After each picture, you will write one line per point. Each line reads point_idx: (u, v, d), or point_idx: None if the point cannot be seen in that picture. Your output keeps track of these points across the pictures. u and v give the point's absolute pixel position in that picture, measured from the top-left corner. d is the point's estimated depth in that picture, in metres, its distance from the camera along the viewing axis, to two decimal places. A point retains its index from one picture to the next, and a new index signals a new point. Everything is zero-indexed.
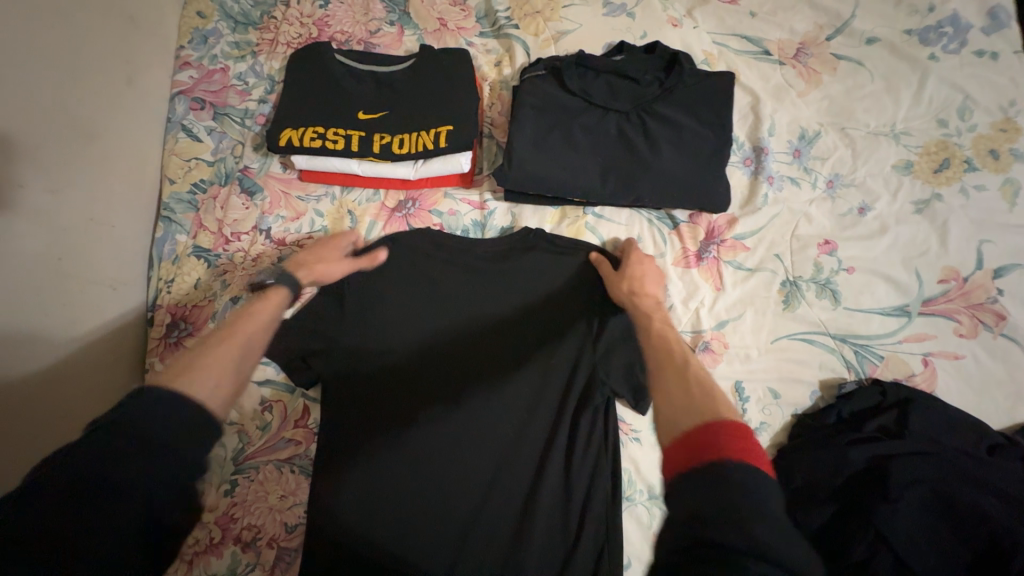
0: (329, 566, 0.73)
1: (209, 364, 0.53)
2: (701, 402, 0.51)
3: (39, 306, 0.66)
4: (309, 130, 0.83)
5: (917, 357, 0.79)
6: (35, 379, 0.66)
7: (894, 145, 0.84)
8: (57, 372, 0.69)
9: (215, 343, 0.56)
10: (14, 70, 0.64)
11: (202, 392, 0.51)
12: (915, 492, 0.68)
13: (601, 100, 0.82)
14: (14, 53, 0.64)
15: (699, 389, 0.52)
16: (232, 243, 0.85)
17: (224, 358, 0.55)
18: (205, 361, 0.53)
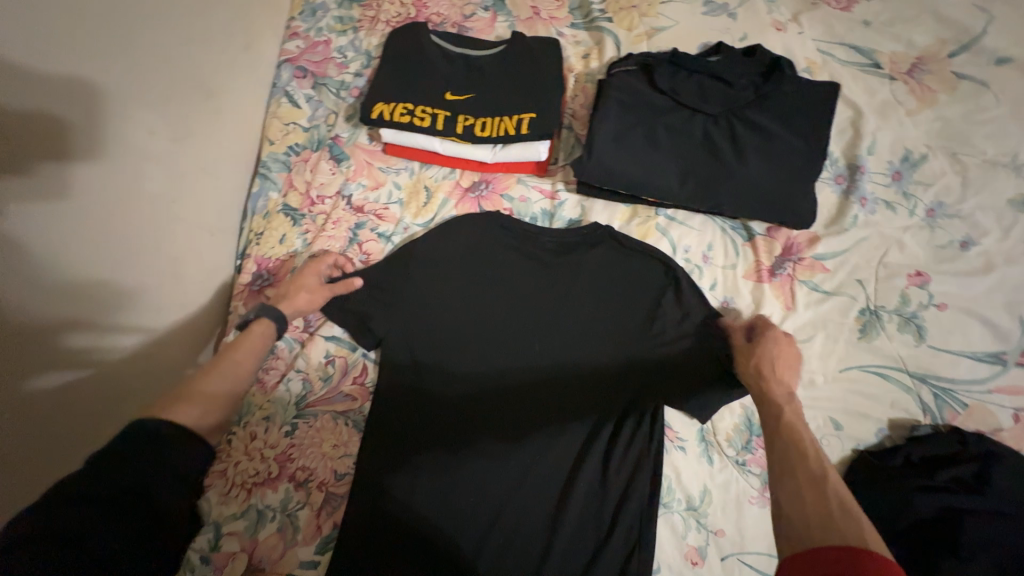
0: (370, 515, 0.78)
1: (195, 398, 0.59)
2: (838, 521, 0.45)
3: (148, 245, 0.73)
4: (400, 105, 0.87)
5: (1006, 411, 0.72)
6: (143, 304, 0.74)
7: (1013, 178, 0.77)
8: (130, 363, 0.72)
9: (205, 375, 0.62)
10: (159, 28, 0.72)
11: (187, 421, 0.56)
12: (991, 556, 0.62)
13: (690, 101, 0.80)
14: (159, 13, 0.72)
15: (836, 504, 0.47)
16: (316, 206, 0.91)
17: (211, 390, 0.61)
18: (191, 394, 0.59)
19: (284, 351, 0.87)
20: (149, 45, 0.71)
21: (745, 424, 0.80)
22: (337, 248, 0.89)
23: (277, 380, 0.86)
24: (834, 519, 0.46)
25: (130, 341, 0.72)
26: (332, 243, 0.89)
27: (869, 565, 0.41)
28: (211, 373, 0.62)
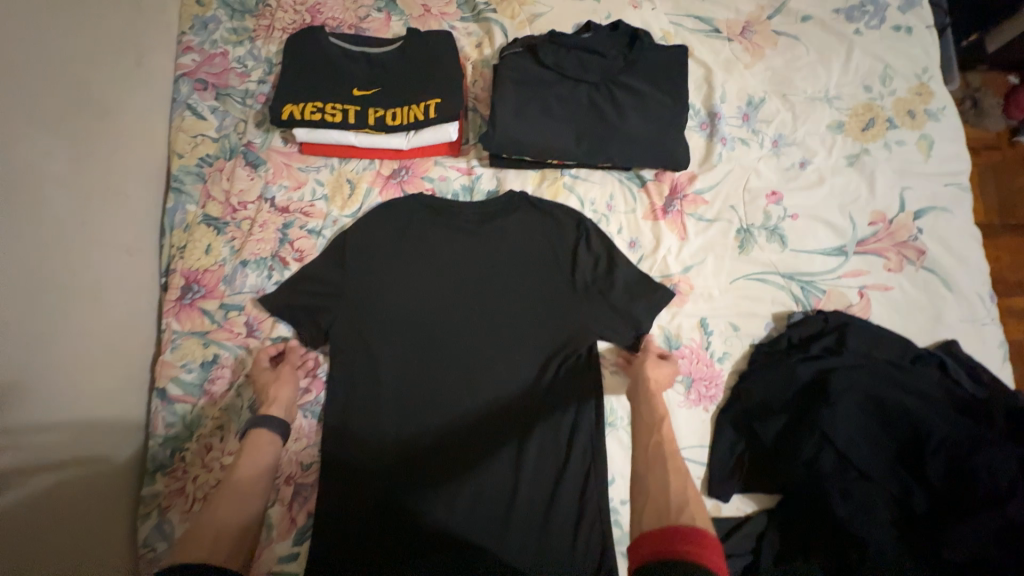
0: (351, 489, 0.83)
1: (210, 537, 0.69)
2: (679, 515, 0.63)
3: (58, 270, 0.72)
4: (309, 105, 0.90)
5: (853, 290, 0.91)
6: (66, 328, 0.73)
7: (828, 109, 0.96)
8: (62, 388, 0.71)
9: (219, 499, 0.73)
10: (37, 51, 0.72)
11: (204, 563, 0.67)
12: (852, 397, 0.78)
13: (573, 72, 0.91)
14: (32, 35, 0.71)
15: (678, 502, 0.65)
16: (239, 212, 0.91)
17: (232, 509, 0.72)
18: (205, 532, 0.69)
19: (229, 359, 0.86)
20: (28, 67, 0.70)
21: (665, 342, 0.91)
22: (269, 250, 0.91)
23: (225, 388, 0.86)
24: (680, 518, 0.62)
25: (59, 367, 0.71)
26: (262, 245, 0.91)
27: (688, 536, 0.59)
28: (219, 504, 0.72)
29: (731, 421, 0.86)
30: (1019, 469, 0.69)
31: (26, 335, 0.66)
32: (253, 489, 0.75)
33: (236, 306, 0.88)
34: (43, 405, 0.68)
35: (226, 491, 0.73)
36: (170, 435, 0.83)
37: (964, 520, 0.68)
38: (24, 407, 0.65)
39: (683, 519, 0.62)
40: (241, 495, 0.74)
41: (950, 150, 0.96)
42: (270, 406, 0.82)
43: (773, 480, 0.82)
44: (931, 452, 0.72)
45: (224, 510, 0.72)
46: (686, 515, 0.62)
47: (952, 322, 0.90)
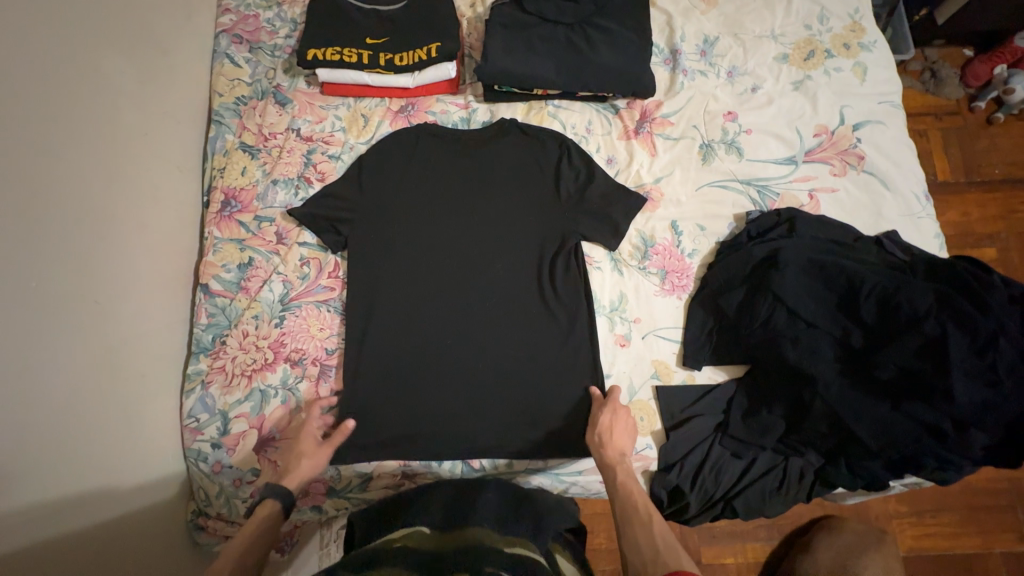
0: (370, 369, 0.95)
1: None
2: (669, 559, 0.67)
3: (122, 169, 0.87)
4: (329, 49, 1.06)
5: (804, 192, 1.05)
6: (131, 216, 0.88)
7: (774, 44, 1.12)
8: (126, 263, 0.86)
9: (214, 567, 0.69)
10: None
11: None
12: (798, 264, 0.90)
13: (552, 16, 1.07)
14: None
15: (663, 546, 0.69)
16: (270, 141, 1.07)
17: None
18: None
19: (262, 261, 1.00)
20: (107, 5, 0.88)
21: (642, 243, 1.04)
22: (295, 172, 1.05)
23: (259, 285, 0.99)
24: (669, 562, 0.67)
25: (123, 246, 0.86)
26: (290, 168, 1.05)
27: None
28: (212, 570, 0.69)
29: (702, 303, 0.98)
30: (935, 299, 0.81)
31: (100, 211, 0.82)
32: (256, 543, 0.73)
33: (268, 218, 1.03)
34: (112, 271, 0.83)
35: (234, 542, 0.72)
36: (212, 323, 0.97)
37: (890, 342, 0.80)
38: (95, 269, 0.80)
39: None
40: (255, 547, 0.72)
41: (883, 74, 1.11)
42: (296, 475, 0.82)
43: (738, 346, 0.94)
44: (862, 300, 0.84)
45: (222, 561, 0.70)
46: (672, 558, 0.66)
47: (892, 216, 1.03)
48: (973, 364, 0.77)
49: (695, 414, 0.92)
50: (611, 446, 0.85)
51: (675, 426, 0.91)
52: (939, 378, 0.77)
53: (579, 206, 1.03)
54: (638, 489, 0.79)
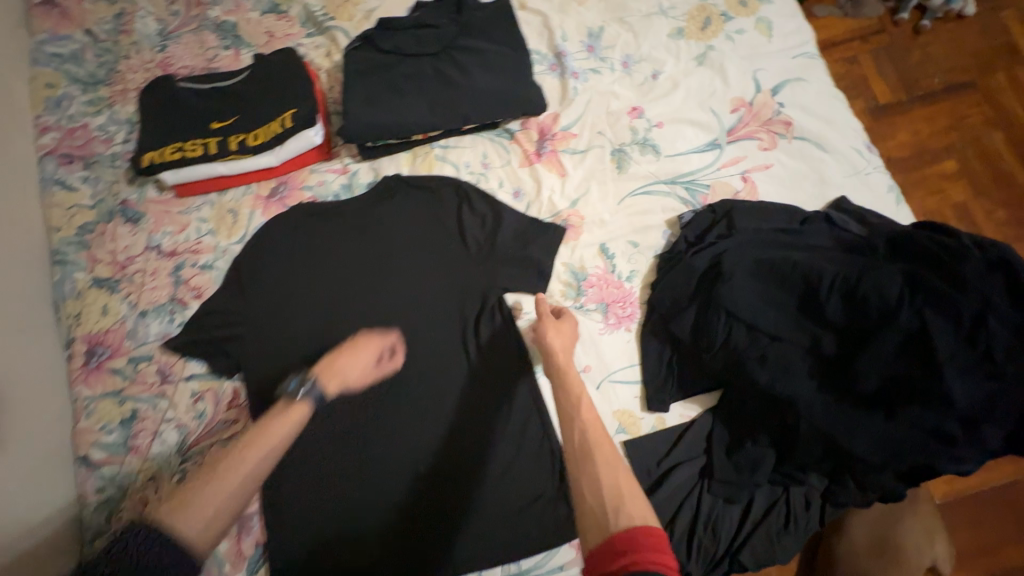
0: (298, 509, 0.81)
1: (215, 497, 0.60)
2: (626, 499, 0.55)
3: None
4: (168, 147, 0.92)
5: (736, 177, 0.93)
6: None
7: (665, 20, 1.00)
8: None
9: (226, 469, 0.62)
10: None
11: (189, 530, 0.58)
12: (744, 267, 0.78)
13: (411, 50, 0.94)
14: None
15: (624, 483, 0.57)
16: (128, 267, 0.92)
17: (228, 489, 0.61)
18: (203, 495, 0.60)
19: (147, 411, 0.85)
20: None
21: (572, 277, 0.91)
22: (165, 295, 0.91)
23: (149, 439, 0.84)
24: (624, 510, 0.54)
25: None
26: (157, 293, 0.91)
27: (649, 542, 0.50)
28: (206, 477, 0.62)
29: (653, 332, 0.86)
30: (904, 281, 0.69)
31: None
32: (275, 446, 0.66)
33: (144, 357, 0.88)
34: None
35: (229, 458, 0.63)
36: (102, 499, 0.81)
37: (867, 344, 0.69)
38: None
39: (622, 523, 0.53)
40: (256, 466, 0.64)
41: (789, 25, 0.99)
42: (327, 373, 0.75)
43: (704, 375, 0.83)
44: (824, 297, 0.72)
45: (207, 491, 0.60)
46: (625, 507, 0.54)
47: (837, 180, 0.92)
48: (965, 355, 0.66)
49: (673, 465, 0.80)
50: (568, 371, 0.74)
51: (654, 485, 0.79)
52: (931, 382, 0.66)
53: (495, 255, 0.90)
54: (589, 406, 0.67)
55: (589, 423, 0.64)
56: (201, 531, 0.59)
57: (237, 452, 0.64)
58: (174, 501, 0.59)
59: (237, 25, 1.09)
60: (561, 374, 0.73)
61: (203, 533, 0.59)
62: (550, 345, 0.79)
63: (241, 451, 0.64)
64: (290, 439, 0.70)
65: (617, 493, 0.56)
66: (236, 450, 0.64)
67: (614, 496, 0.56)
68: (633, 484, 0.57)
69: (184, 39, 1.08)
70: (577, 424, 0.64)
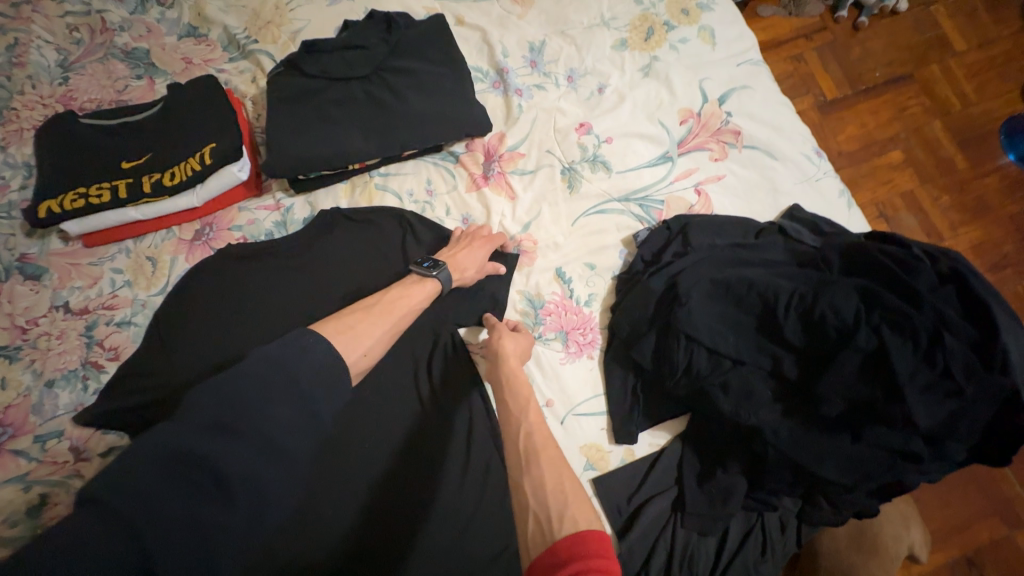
0: None
1: (366, 335, 0.65)
2: (570, 505, 0.54)
3: None
4: (69, 193, 0.82)
5: (689, 190, 0.90)
6: None
7: (607, 31, 0.97)
8: None
9: (379, 311, 0.69)
10: None
11: (355, 358, 0.63)
12: (701, 288, 0.75)
13: (341, 73, 0.87)
14: None
15: (571, 487, 0.56)
16: (30, 331, 0.82)
17: (377, 330, 0.66)
18: (364, 331, 0.65)
19: (58, 496, 0.75)
20: None
21: (529, 306, 0.86)
22: (76, 359, 0.81)
23: None
24: (568, 512, 0.53)
25: None
26: (67, 358, 0.81)
27: (590, 545, 0.49)
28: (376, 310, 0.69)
29: (615, 358, 0.83)
30: (859, 297, 0.68)
31: None
32: (406, 311, 0.72)
33: (53, 434, 0.78)
34: None
35: (381, 308, 0.69)
36: None
37: (828, 367, 0.66)
38: None
39: (566, 529, 0.52)
40: (397, 320, 0.70)
41: (731, 32, 0.98)
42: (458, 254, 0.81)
43: (670, 401, 0.80)
44: (783, 316, 0.70)
45: (369, 326, 0.66)
46: (569, 511, 0.53)
47: (789, 188, 0.90)
48: (926, 374, 0.64)
49: (645, 499, 0.76)
50: (518, 371, 0.73)
51: (627, 523, 0.75)
52: (892, 405, 0.64)
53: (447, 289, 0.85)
54: (535, 410, 0.66)
55: (535, 426, 0.63)
56: (355, 363, 0.63)
57: (386, 305, 0.70)
58: (344, 325, 0.64)
59: (150, 52, 1.00)
60: (510, 380, 0.71)
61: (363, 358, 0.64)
62: (500, 343, 0.76)
63: (374, 310, 0.68)
64: (415, 312, 0.74)
65: (566, 498, 0.55)
66: (372, 306, 0.69)
67: (561, 498, 0.55)
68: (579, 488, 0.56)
69: (89, 70, 0.98)
70: (523, 428, 0.63)
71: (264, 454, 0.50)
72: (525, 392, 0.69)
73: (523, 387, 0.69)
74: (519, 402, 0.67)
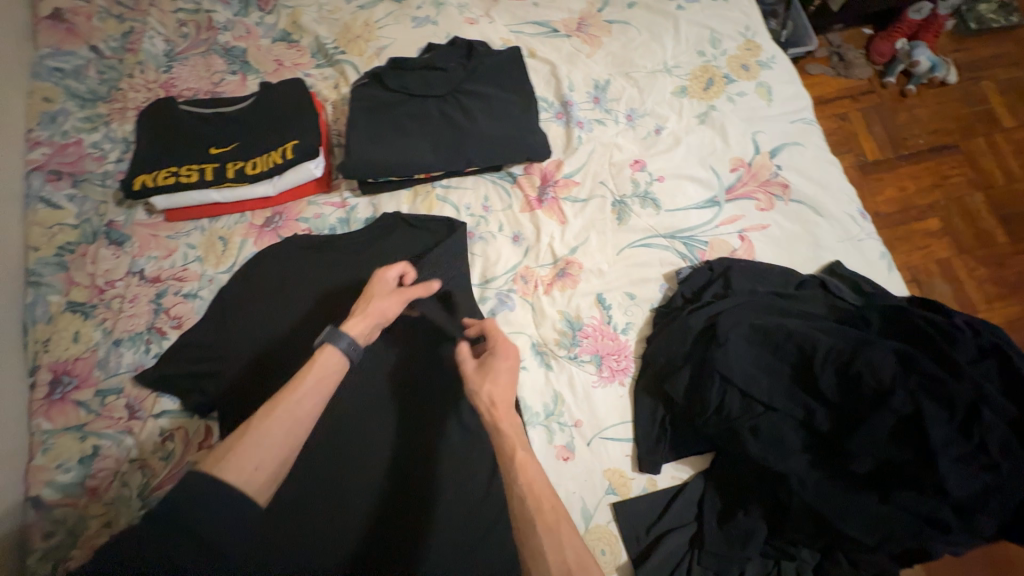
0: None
1: (256, 447, 0.58)
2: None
3: None
4: (162, 171, 0.90)
5: (733, 235, 0.93)
6: None
7: (669, 77, 1.03)
8: None
9: (266, 412, 0.61)
10: None
11: (248, 478, 0.57)
12: (739, 332, 0.77)
13: (420, 90, 0.95)
14: None
15: (572, 554, 0.56)
16: (107, 292, 0.88)
17: (273, 435, 0.60)
18: (252, 444, 0.58)
19: (111, 448, 0.80)
20: None
21: (568, 327, 0.89)
22: (143, 323, 0.87)
23: (109, 480, 0.79)
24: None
25: None
26: (136, 321, 0.87)
27: None
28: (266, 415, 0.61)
29: (646, 389, 0.84)
30: (897, 360, 0.69)
31: None
32: (315, 395, 0.65)
33: (113, 390, 0.83)
34: None
35: (270, 407, 0.62)
36: (49, 547, 0.75)
37: (861, 424, 0.68)
38: None
39: None
40: (282, 428, 0.61)
41: (788, 91, 1.03)
42: (353, 321, 0.73)
43: (696, 437, 0.81)
44: (819, 368, 0.72)
45: (250, 445, 0.58)
46: None
47: (832, 244, 0.92)
48: (961, 446, 0.65)
49: (664, 531, 0.77)
50: (507, 415, 0.67)
51: (643, 553, 0.76)
52: (924, 471, 0.65)
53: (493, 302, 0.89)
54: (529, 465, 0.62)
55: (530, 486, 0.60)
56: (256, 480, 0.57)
57: (268, 413, 0.62)
58: (221, 452, 0.58)
59: (246, 52, 1.09)
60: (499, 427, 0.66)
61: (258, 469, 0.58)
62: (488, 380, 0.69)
63: (264, 411, 0.62)
64: (331, 385, 0.68)
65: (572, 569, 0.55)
66: (262, 412, 0.62)
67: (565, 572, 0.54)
68: (577, 539, 0.57)
69: (191, 61, 1.07)
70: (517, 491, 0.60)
71: (204, 574, 0.53)
72: (513, 447, 0.64)
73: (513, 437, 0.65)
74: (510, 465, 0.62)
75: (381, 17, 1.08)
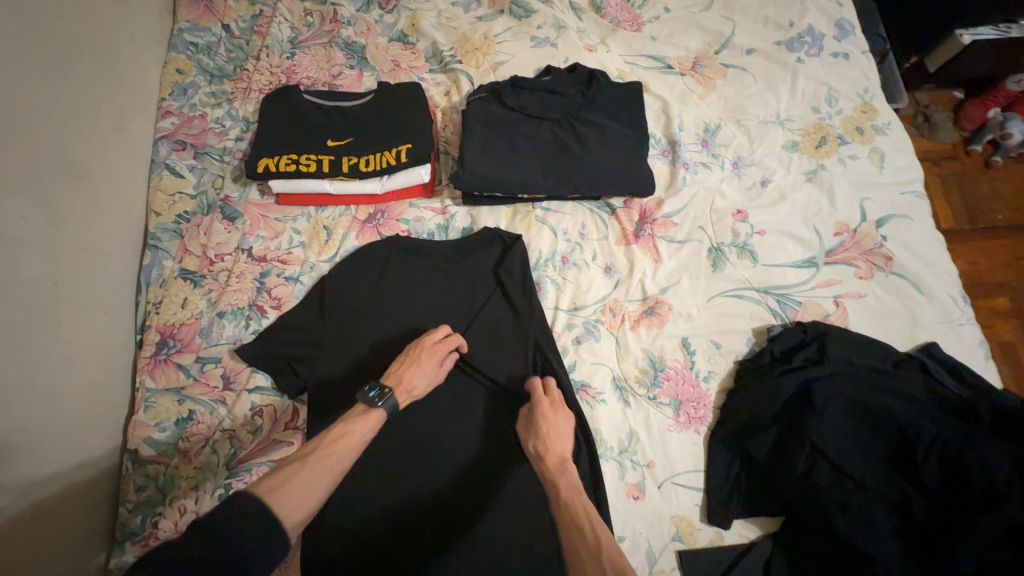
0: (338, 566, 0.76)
1: (302, 484, 0.60)
2: None
3: (53, 347, 0.75)
4: (284, 157, 0.94)
5: (829, 299, 0.92)
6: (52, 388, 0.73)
7: (781, 130, 1.03)
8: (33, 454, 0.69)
9: (319, 455, 0.63)
10: (37, 124, 0.77)
11: (290, 511, 0.57)
12: (837, 404, 0.78)
13: (536, 112, 0.96)
14: (34, 112, 0.77)
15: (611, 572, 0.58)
16: (216, 264, 0.93)
17: (314, 481, 0.61)
18: (299, 479, 0.60)
19: (205, 415, 0.84)
20: (27, 141, 0.76)
21: (650, 366, 0.90)
22: (245, 299, 0.91)
23: (201, 445, 0.82)
24: None
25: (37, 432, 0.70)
26: (239, 295, 0.91)
27: None
28: (313, 459, 0.63)
29: (723, 442, 0.84)
30: (1013, 464, 0.69)
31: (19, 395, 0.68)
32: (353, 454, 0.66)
33: (212, 359, 0.87)
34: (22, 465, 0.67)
35: (320, 454, 0.64)
36: (142, 499, 0.79)
37: (968, 521, 0.67)
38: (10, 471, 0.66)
39: None
40: (334, 462, 0.63)
41: (901, 160, 1.01)
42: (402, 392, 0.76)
43: (770, 500, 0.80)
44: (921, 455, 0.72)
45: (306, 478, 0.60)
46: None
47: (931, 324, 0.90)
48: None
49: None
50: (555, 463, 0.73)
51: None
52: None
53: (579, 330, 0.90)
54: (581, 505, 0.67)
55: (572, 517, 0.66)
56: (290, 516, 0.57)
57: (323, 451, 0.64)
58: (275, 479, 0.59)
59: (365, 48, 1.12)
60: (550, 474, 0.72)
61: (300, 507, 0.58)
62: (538, 428, 0.77)
63: (313, 454, 0.63)
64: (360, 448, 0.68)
65: None
66: (316, 452, 0.64)
67: None
68: (615, 549, 0.60)
69: (313, 50, 1.11)
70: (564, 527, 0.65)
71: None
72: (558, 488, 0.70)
73: (562, 480, 0.71)
74: (558, 505, 0.68)
75: (500, 31, 1.10)
